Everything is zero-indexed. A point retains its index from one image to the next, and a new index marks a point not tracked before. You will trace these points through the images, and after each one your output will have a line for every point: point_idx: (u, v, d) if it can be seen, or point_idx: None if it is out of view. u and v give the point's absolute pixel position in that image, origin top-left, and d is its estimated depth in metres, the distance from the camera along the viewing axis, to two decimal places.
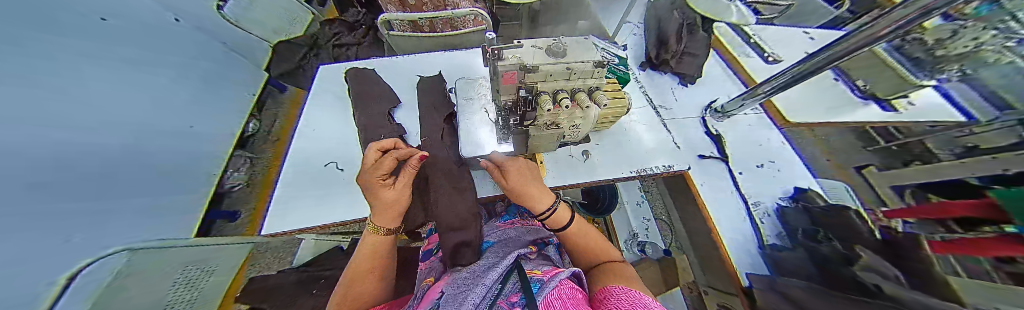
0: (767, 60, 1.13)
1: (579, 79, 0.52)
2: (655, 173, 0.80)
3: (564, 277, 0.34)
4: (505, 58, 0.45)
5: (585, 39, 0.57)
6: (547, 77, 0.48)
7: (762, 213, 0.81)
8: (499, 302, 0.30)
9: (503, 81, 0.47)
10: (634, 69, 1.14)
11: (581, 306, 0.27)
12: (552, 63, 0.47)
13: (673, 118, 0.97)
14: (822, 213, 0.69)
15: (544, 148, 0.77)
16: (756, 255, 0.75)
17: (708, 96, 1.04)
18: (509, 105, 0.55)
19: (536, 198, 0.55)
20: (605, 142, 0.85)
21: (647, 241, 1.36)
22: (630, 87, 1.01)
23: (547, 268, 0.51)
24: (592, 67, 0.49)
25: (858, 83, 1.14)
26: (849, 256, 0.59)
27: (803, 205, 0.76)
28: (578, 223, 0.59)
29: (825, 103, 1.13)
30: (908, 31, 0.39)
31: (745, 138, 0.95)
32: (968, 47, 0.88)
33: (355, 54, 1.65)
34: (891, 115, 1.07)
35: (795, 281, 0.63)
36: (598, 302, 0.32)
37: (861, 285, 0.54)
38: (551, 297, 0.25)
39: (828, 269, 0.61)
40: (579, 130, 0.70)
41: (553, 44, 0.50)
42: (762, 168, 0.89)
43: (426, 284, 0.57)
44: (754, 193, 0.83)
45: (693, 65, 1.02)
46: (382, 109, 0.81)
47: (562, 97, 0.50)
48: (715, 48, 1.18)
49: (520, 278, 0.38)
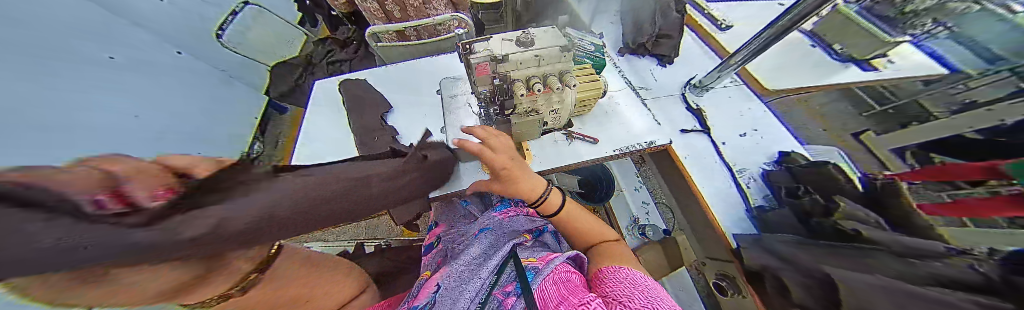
0: (721, 28, 1.17)
1: (547, 64, 0.56)
2: (637, 150, 0.84)
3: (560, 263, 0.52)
4: (477, 52, 0.51)
5: (551, 28, 0.61)
6: (518, 65, 0.53)
7: (748, 178, 0.81)
8: (502, 289, 0.48)
9: (477, 73, 0.52)
10: (613, 55, 1.17)
11: (571, 282, 0.47)
12: (520, 52, 0.52)
13: (653, 98, 1.01)
14: (805, 171, 0.71)
15: (527, 136, 0.80)
16: (745, 218, 0.76)
17: (687, 74, 1.07)
18: (488, 95, 0.59)
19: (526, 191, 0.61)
20: (587, 125, 0.88)
21: (648, 224, 1.38)
22: (609, 72, 1.04)
23: (542, 254, 0.64)
24: (560, 52, 0.54)
25: (835, 47, 1.16)
26: (829, 207, 0.62)
27: (786, 166, 0.78)
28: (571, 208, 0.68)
29: (803, 69, 1.15)
30: None
31: (727, 110, 0.98)
32: (934, 0, 0.92)
33: (348, 69, 1.72)
34: (872, 74, 1.07)
35: (784, 236, 0.65)
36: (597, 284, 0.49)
37: (840, 232, 0.59)
38: (549, 286, 0.45)
39: (814, 223, 0.63)
40: (559, 115, 0.73)
41: (521, 36, 0.55)
42: (745, 137, 0.91)
43: (423, 278, 0.62)
44: (738, 161, 0.85)
45: (669, 46, 1.07)
46: (376, 114, 0.86)
47: (535, 83, 0.54)
48: (690, 26, 1.21)
49: (515, 268, 0.53)
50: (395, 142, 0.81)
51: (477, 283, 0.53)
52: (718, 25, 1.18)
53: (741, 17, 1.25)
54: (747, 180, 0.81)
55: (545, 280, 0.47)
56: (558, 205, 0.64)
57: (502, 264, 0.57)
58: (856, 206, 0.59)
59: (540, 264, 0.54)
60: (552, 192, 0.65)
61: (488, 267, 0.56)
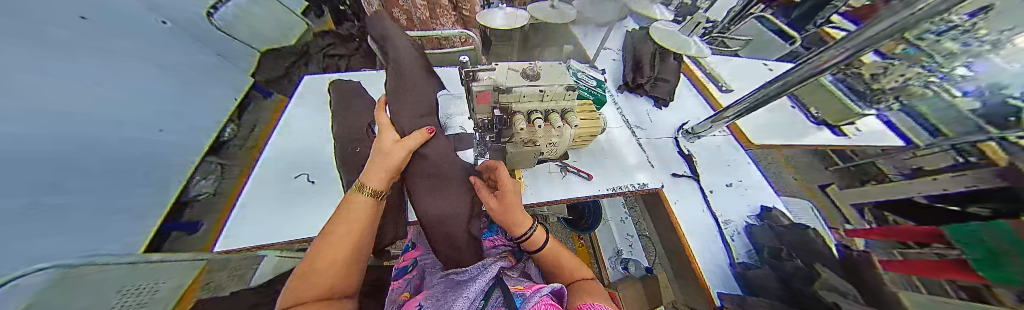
0: (722, 89, 1.23)
1: (552, 100, 0.55)
2: (631, 191, 0.84)
3: (545, 293, 0.42)
4: (481, 79, 0.48)
5: (559, 63, 0.61)
6: (521, 97, 0.51)
7: (732, 230, 0.83)
8: None
9: (477, 100, 0.50)
10: (612, 91, 1.21)
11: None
12: (524, 86, 0.50)
13: (648, 138, 1.03)
14: (788, 231, 0.73)
15: (522, 164, 0.78)
16: (728, 274, 0.75)
17: (680, 118, 1.12)
18: (485, 122, 0.57)
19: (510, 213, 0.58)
20: (583, 159, 0.90)
21: (631, 258, 1.38)
22: (607, 109, 1.10)
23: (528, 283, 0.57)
24: (564, 90, 0.53)
25: (811, 110, 1.25)
26: (810, 275, 0.62)
27: (769, 223, 0.80)
28: (551, 246, 0.63)
29: (784, 127, 1.23)
30: (846, 63, 0.52)
31: (714, 158, 1.02)
32: (897, 81, 1.08)
33: (345, 65, 1.68)
34: (842, 139, 1.18)
35: (764, 299, 0.64)
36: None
37: (821, 303, 0.56)
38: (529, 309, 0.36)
39: (793, 288, 0.62)
40: (556, 147, 0.72)
41: (528, 68, 0.54)
42: (731, 187, 0.94)
43: (400, 300, 0.55)
44: (725, 212, 0.87)
45: (665, 89, 1.12)
46: (363, 122, 0.83)
47: (536, 117, 0.52)
48: (686, 74, 1.29)
49: (505, 295, 0.45)
50: None
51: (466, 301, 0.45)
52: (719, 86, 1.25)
53: (729, 73, 1.35)
54: (732, 232, 0.82)
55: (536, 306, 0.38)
56: (542, 241, 0.61)
57: (492, 287, 0.50)
58: (835, 277, 0.59)
59: (529, 291, 0.45)
60: (537, 230, 0.62)
61: (478, 288, 0.49)
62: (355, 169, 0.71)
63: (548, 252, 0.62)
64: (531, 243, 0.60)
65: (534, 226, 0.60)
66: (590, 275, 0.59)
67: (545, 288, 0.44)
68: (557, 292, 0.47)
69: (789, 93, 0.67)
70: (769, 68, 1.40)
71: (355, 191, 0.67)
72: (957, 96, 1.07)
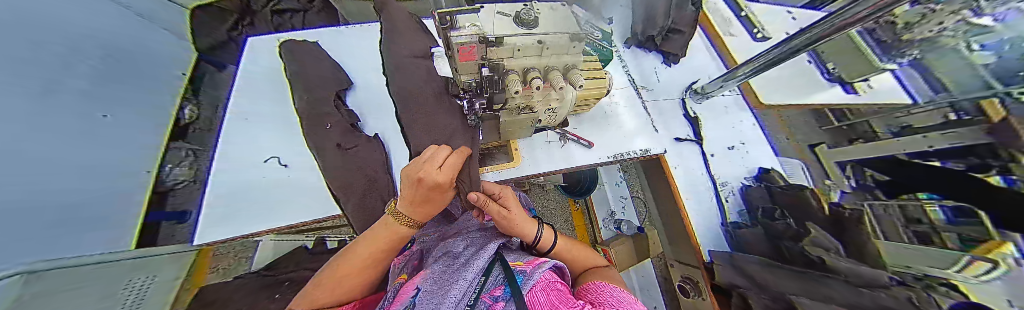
0: (756, 38, 1.11)
1: (552, 54, 0.45)
2: (632, 158, 0.87)
3: (546, 271, 0.38)
4: (461, 26, 0.36)
5: (561, 5, 0.48)
6: (515, 52, 0.42)
7: (728, 191, 0.88)
8: (482, 297, 0.32)
9: (459, 58, 0.39)
10: (619, 47, 1.09)
11: (562, 293, 0.32)
12: (518, 34, 0.39)
13: (654, 100, 1.00)
14: (784, 194, 0.75)
15: (519, 135, 0.75)
16: (719, 233, 0.83)
17: (689, 77, 1.05)
18: (473, 85, 0.48)
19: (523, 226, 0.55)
20: (583, 126, 0.88)
21: (624, 219, 1.43)
22: (613, 67, 1.03)
23: (530, 257, 0.47)
24: (568, 40, 0.42)
25: (829, 66, 1.13)
26: (800, 233, 0.64)
27: (765, 185, 0.83)
28: (565, 244, 0.60)
29: (798, 84, 1.15)
30: (880, 17, 0.42)
31: (719, 120, 0.99)
32: (930, 32, 0.82)
33: (301, 23, 1.42)
34: (852, 97, 1.06)
35: (752, 256, 0.70)
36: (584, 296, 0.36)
37: (806, 257, 0.60)
38: (535, 291, 0.31)
39: (779, 245, 0.67)
40: (556, 113, 0.66)
41: (522, 11, 0.42)
42: (732, 150, 0.95)
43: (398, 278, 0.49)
44: (723, 174, 0.91)
45: (678, 43, 1.00)
46: (327, 93, 0.72)
47: (533, 77, 0.43)
48: (702, 26, 1.14)
49: (504, 270, 0.38)
50: (357, 131, 0.71)
51: (462, 281, 0.37)
52: (753, 35, 1.12)
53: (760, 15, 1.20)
54: (728, 193, 0.88)
55: (533, 286, 0.33)
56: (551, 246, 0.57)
57: (490, 264, 0.43)
58: (828, 236, 0.60)
59: (529, 268, 0.40)
60: (546, 229, 0.58)
61: (474, 267, 0.41)
62: (328, 148, 0.64)
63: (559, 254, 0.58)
64: (540, 245, 0.56)
65: (541, 226, 0.57)
66: (604, 262, 0.59)
67: (545, 264, 0.40)
68: (557, 267, 0.45)
69: (812, 48, 0.58)
70: (794, 16, 1.22)
71: (337, 172, 0.62)
72: (972, 51, 0.79)
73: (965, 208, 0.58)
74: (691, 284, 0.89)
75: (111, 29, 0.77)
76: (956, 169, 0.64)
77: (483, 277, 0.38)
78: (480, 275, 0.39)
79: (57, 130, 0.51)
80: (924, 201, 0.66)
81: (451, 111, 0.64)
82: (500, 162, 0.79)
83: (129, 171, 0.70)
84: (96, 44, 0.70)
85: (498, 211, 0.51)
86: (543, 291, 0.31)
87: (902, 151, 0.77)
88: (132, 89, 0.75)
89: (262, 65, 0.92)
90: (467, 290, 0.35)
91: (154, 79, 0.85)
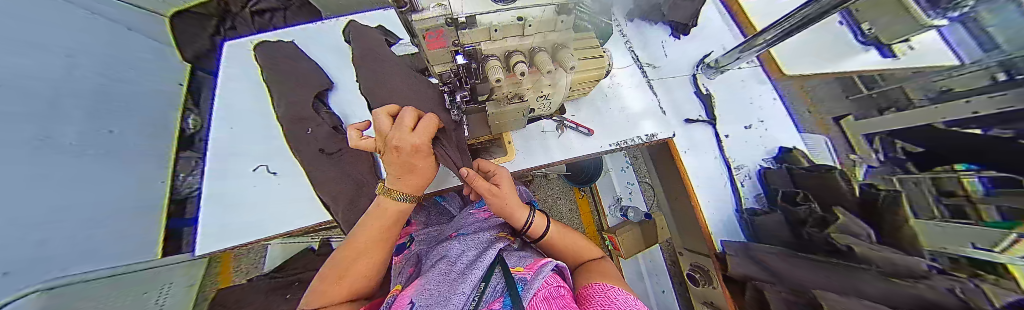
0: None
1: (538, 32, 0.39)
2: (636, 144, 0.81)
3: (548, 273, 0.35)
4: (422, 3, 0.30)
5: None
6: (492, 33, 0.36)
7: (744, 175, 0.82)
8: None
9: (428, 46, 0.34)
10: (620, 20, 0.99)
11: (566, 300, 0.31)
12: (493, 11, 0.33)
13: (660, 78, 0.91)
14: (806, 176, 0.67)
15: (510, 127, 0.70)
16: (734, 220, 0.79)
17: (701, 50, 0.95)
18: (452, 75, 0.43)
19: (517, 216, 0.52)
20: (582, 112, 0.82)
21: (630, 205, 1.38)
22: (613, 44, 0.94)
23: (531, 260, 0.45)
24: (554, 14, 0.36)
25: (865, 27, 0.94)
26: (825, 219, 0.58)
27: (787, 166, 0.75)
28: (562, 231, 0.58)
29: (829, 49, 0.99)
30: None
31: (734, 96, 0.90)
32: None
33: (283, 22, 1.38)
34: (891, 61, 0.87)
35: (769, 245, 0.66)
36: (586, 297, 0.35)
37: (831, 246, 0.54)
38: (538, 301, 0.29)
39: (800, 232, 0.62)
40: (550, 100, 0.61)
41: None
42: (749, 129, 0.86)
43: (394, 290, 0.46)
44: (738, 157, 0.84)
45: (688, 11, 0.88)
46: (307, 95, 0.71)
47: (516, 61, 0.37)
48: None
49: (503, 277, 0.36)
50: (341, 134, 0.70)
51: (461, 293, 0.34)
52: None
53: None
54: (743, 177, 0.82)
55: (535, 295, 0.30)
56: (543, 231, 0.55)
57: (491, 269, 0.40)
58: (856, 220, 0.54)
59: (529, 274, 0.36)
60: (538, 217, 0.56)
61: (473, 277, 0.38)
62: (312, 153, 0.65)
63: (558, 234, 0.56)
64: (531, 232, 0.55)
65: (532, 212, 0.55)
66: (600, 254, 0.56)
67: (547, 266, 0.37)
68: (558, 268, 0.42)
69: (841, 9, 0.48)
70: None
71: (328, 177, 0.63)
72: None
73: (1005, 178, 0.47)
74: (701, 273, 0.86)
75: (103, 46, 0.79)
76: (1003, 137, 0.47)
77: (481, 286, 0.35)
78: (478, 284, 0.36)
79: (39, 147, 0.52)
80: (961, 173, 0.54)
81: (432, 105, 0.59)
82: (496, 157, 0.75)
83: (130, 186, 0.73)
84: (101, 67, 0.75)
85: (487, 188, 0.49)
86: (545, 301, 0.29)
87: (942, 119, 0.60)
88: (129, 108, 0.79)
89: (243, 69, 0.91)
90: (468, 301, 0.33)
91: (146, 95, 0.88)
